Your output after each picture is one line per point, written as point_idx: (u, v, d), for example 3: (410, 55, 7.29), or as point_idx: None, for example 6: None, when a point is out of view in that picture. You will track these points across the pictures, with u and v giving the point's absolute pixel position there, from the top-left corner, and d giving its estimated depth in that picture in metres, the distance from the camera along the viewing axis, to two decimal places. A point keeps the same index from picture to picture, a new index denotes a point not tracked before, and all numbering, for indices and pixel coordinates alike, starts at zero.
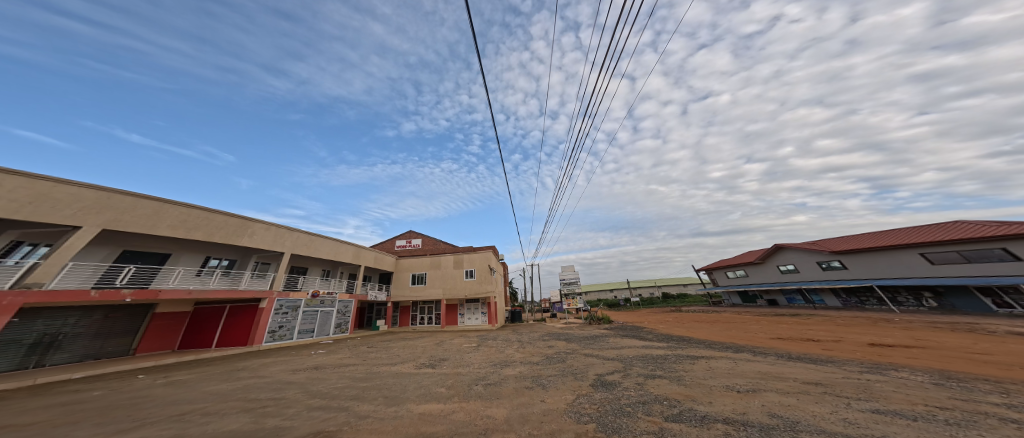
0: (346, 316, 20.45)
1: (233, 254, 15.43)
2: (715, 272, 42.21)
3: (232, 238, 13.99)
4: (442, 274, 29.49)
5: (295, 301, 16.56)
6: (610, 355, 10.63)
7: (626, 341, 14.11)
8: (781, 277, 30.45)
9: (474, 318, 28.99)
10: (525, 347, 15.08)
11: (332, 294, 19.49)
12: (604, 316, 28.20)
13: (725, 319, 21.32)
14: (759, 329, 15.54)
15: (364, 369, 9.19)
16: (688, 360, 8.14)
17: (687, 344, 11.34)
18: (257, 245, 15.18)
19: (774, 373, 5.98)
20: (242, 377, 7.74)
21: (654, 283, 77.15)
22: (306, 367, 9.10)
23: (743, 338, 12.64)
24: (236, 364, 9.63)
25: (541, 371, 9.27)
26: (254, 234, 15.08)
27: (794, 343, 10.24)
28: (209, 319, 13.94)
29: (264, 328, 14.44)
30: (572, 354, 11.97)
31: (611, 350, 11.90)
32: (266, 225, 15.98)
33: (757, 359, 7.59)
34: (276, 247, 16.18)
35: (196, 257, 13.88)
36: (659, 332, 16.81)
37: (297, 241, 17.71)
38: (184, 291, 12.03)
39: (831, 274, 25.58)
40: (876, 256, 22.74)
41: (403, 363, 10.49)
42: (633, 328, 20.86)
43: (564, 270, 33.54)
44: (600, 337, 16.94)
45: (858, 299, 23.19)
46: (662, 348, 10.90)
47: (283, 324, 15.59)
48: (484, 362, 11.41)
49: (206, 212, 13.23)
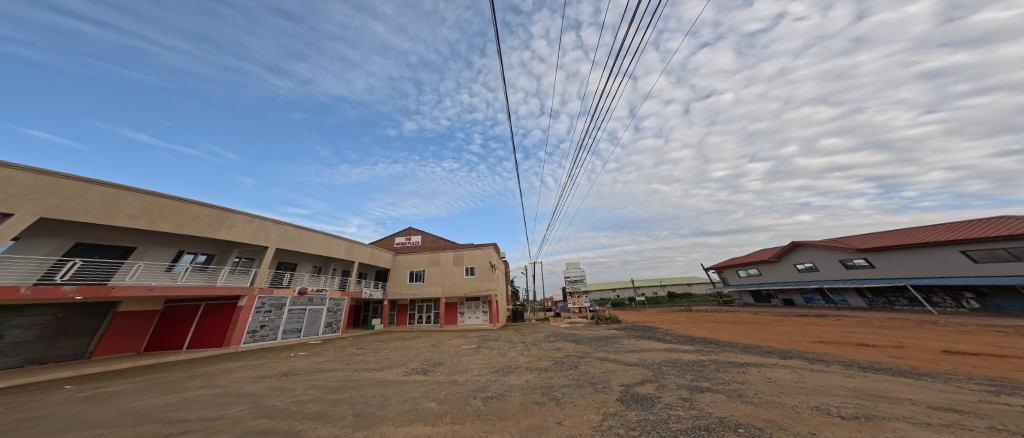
0: (337, 315, 19.09)
1: (212, 248, 14.12)
2: (726, 270, 40.63)
3: (206, 230, 12.64)
4: (441, 271, 28.12)
5: (279, 299, 15.15)
6: (630, 359, 9.21)
7: (642, 343, 12.70)
8: (799, 275, 28.89)
9: (474, 317, 27.64)
10: (529, 349, 13.69)
11: (322, 291, 18.13)
12: (611, 316, 26.67)
13: (746, 320, 19.77)
14: (790, 330, 14.04)
15: (343, 376, 7.74)
16: (734, 369, 6.63)
17: (718, 348, 9.86)
18: (237, 238, 13.83)
19: (872, 391, 4.47)
20: (191, 385, 6.33)
21: (659, 283, 75.46)
22: (276, 372, 7.68)
23: (780, 341, 11.13)
24: (196, 369, 8.25)
25: (552, 381, 7.80)
26: (233, 226, 13.71)
27: (849, 349, 8.70)
28: (180, 319, 12.46)
29: (242, 328, 12.98)
30: (584, 358, 10.54)
31: (628, 353, 10.50)
32: (248, 217, 14.62)
33: (824, 370, 6.09)
34: (259, 241, 14.82)
35: (168, 250, 12.54)
36: (676, 333, 15.33)
37: (283, 234, 16.36)
38: (144, 288, 10.57)
39: (856, 273, 24.05)
40: (908, 253, 21.19)
41: (392, 369, 9.05)
42: (644, 328, 19.43)
43: (568, 267, 32.02)
44: (612, 338, 15.47)
45: (886, 299, 21.68)
46: (690, 352, 9.46)
47: (267, 323, 14.20)
48: (485, 368, 9.97)
49: (175, 201, 11.89)
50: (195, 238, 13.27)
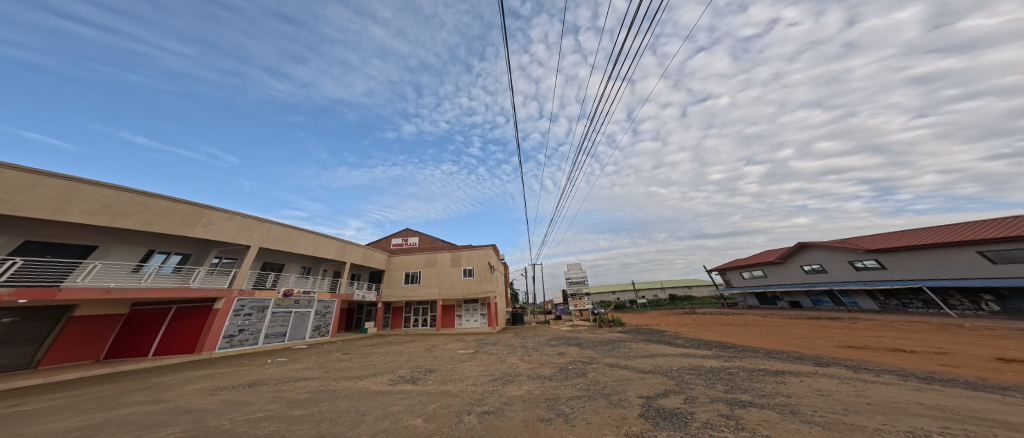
0: (326, 318, 17.96)
1: (188, 248, 13.04)
2: (730, 272, 40.00)
3: (179, 228, 11.62)
4: (438, 272, 27.08)
5: (262, 301, 13.99)
6: (643, 366, 8.26)
7: (652, 347, 11.77)
8: (807, 277, 28.31)
9: (471, 320, 26.58)
10: (530, 354, 12.71)
11: (310, 293, 16.99)
12: (614, 319, 25.71)
13: (757, 322, 18.89)
14: (809, 334, 13.15)
15: (318, 387, 6.69)
16: (772, 378, 5.69)
17: (740, 353, 8.95)
18: (214, 237, 12.77)
19: (966, 410, 3.54)
20: (129, 399, 5.26)
21: (660, 286, 74.56)
22: (240, 383, 6.60)
23: (806, 345, 10.21)
24: (148, 379, 7.17)
25: (559, 392, 6.81)
26: (211, 224, 12.67)
27: (889, 355, 7.80)
28: (147, 324, 11.29)
29: (217, 333, 11.77)
30: (591, 364, 9.59)
31: (640, 358, 9.57)
32: (228, 213, 13.59)
33: (881, 381, 5.16)
34: (239, 240, 13.75)
35: (136, 249, 11.48)
36: (686, 337, 14.45)
37: (267, 232, 15.29)
38: (101, 290, 9.44)
39: (866, 275, 23.48)
40: (921, 254, 20.63)
41: (378, 377, 7.99)
42: (650, 331, 18.53)
43: (569, 268, 31.12)
44: (618, 342, 14.54)
45: (899, 301, 21.23)
46: (711, 358, 8.54)
47: (247, 327, 13.05)
48: (482, 376, 8.94)
49: (142, 196, 10.90)
50: (168, 236, 12.20)
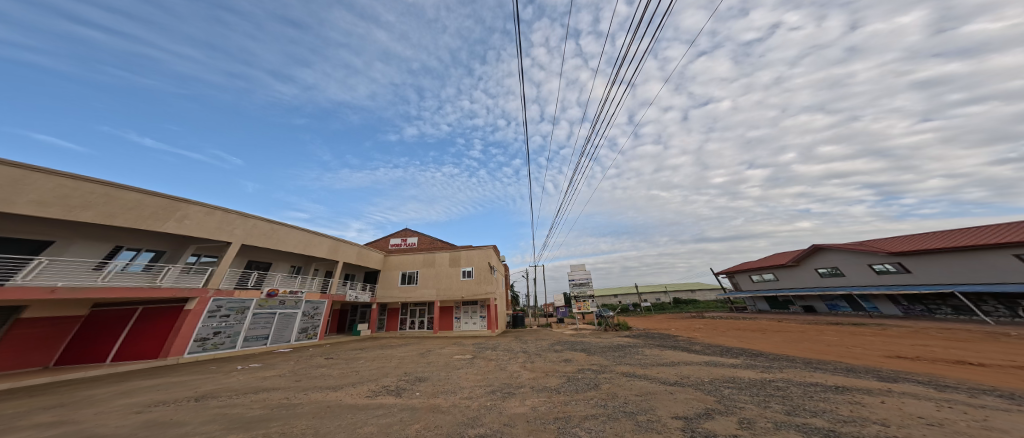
0: (315, 319, 16.82)
1: (161, 245, 12.02)
2: (738, 275, 38.90)
3: (148, 222, 10.60)
4: (436, 273, 25.99)
5: (242, 302, 12.89)
6: (667, 377, 7.11)
7: (668, 354, 10.64)
8: (822, 280, 27.52)
9: (471, 322, 25.40)
10: (533, 360, 11.58)
11: (297, 293, 15.88)
12: (620, 322, 24.48)
13: (775, 328, 17.64)
14: (840, 341, 12.00)
15: (280, 399, 5.60)
16: (840, 397, 4.51)
17: (776, 363, 7.79)
18: (190, 232, 11.75)
19: None
20: (28, 420, 4.17)
21: (664, 289, 73.04)
22: (184, 397, 5.48)
23: (845, 354, 9.04)
24: (76, 392, 5.99)
25: (570, 410, 5.64)
26: (186, 219, 11.66)
27: (958, 369, 6.62)
28: (109, 327, 10.22)
29: (187, 337, 10.63)
30: (604, 373, 8.46)
31: (658, 367, 8.45)
32: (207, 208, 12.59)
33: (997, 406, 3.97)
34: (219, 236, 12.73)
35: (99, 245, 10.47)
36: (704, 343, 13.29)
37: (252, 228, 14.27)
38: (48, 290, 8.36)
39: (888, 278, 22.67)
40: (949, 259, 19.81)
41: (357, 387, 6.86)
42: (661, 335, 17.39)
43: (573, 270, 29.96)
44: (628, 348, 13.39)
45: (926, 307, 20.41)
46: (745, 369, 7.35)
47: (224, 330, 11.91)
48: (478, 387, 7.78)
49: (107, 187, 9.91)
50: (137, 231, 11.17)
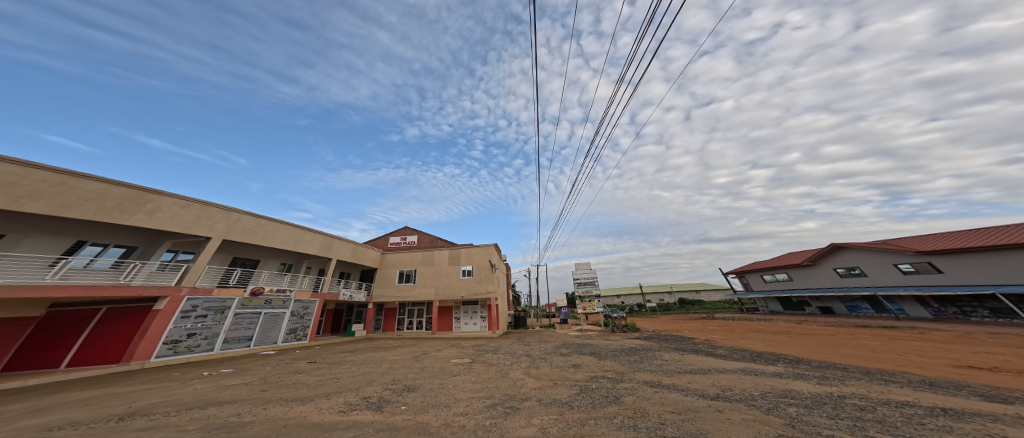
0: (305, 320, 15.70)
1: (133, 240, 11.00)
2: (749, 275, 37.54)
3: (111, 215, 9.54)
4: (435, 271, 24.90)
5: (222, 301, 11.77)
6: (706, 390, 5.91)
7: (692, 360, 9.46)
8: (841, 281, 26.29)
9: (471, 323, 24.27)
10: (539, 366, 10.41)
11: (284, 292, 14.75)
12: (628, 323, 23.24)
13: (799, 331, 16.33)
14: (883, 347, 10.74)
15: (228, 416, 4.41)
16: (976, 432, 3.25)
17: (833, 374, 6.56)
18: (162, 227, 10.66)
19: None
20: None
21: (669, 289, 71.61)
22: (110, 413, 4.30)
23: (905, 363, 7.77)
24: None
25: (589, 433, 4.46)
26: (158, 211, 10.59)
27: None
28: (67, 328, 9.18)
29: (154, 339, 9.52)
30: (624, 383, 7.30)
31: (688, 377, 7.22)
32: (183, 200, 11.49)
33: None
34: (197, 231, 11.60)
35: (58, 240, 9.42)
36: (728, 347, 12.06)
37: (235, 222, 13.16)
38: None
39: (916, 278, 21.55)
40: (986, 259, 18.71)
41: (332, 399, 5.72)
42: (675, 338, 16.18)
43: (577, 268, 28.76)
44: (642, 352, 12.22)
45: (960, 309, 19.33)
46: (798, 382, 6.10)
47: (200, 331, 10.79)
48: (477, 399, 6.64)
49: (63, 176, 8.87)
50: (103, 225, 10.15)
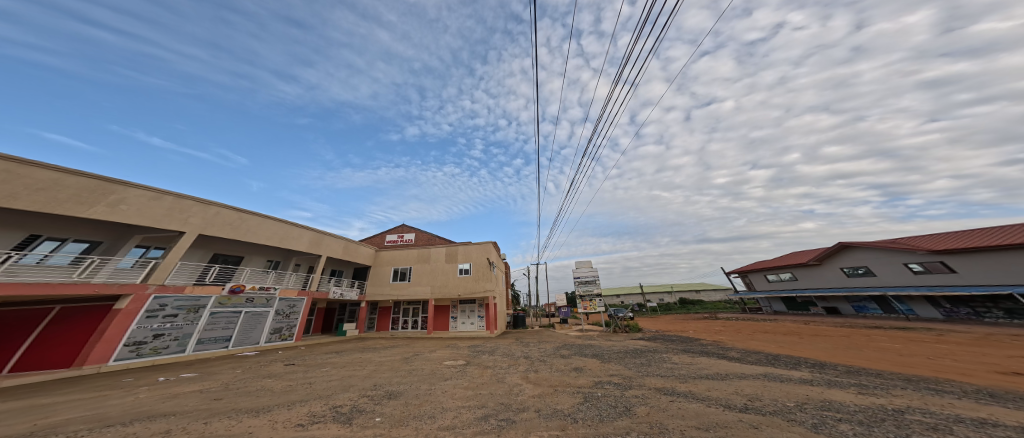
0: (292, 319, 14.83)
1: (98, 235, 10.24)
2: (753, 274, 36.81)
3: (65, 206, 8.71)
4: (431, 269, 24.06)
5: (196, 300, 10.94)
6: (736, 401, 5.07)
7: (704, 364, 8.70)
8: (849, 280, 25.59)
9: (468, 322, 23.44)
10: (538, 369, 9.63)
11: (269, 290, 13.81)
12: (631, 323, 22.37)
13: (811, 332, 15.56)
14: (912, 351, 9.92)
15: (152, 435, 3.59)
16: None
17: (873, 382, 5.73)
18: (128, 220, 9.82)
19: None
20: None
21: (670, 289, 70.96)
22: (3, 435, 3.46)
23: (943, 369, 6.99)
24: None
25: None
26: (122, 204, 9.77)
27: None
28: (12, 330, 8.28)
29: (112, 341, 8.69)
30: (634, 390, 6.47)
31: (706, 384, 6.42)
32: (153, 192, 10.67)
33: None
34: (168, 225, 10.77)
35: (8, 233, 8.64)
36: (741, 349, 11.27)
37: (212, 216, 12.26)
38: None
39: (927, 278, 20.87)
40: (1002, 257, 17.99)
41: (294, 409, 4.93)
42: (681, 339, 15.39)
43: (578, 267, 27.91)
44: (648, 353, 11.44)
45: (973, 310, 18.63)
46: (835, 390, 5.30)
47: (169, 332, 10.01)
48: (467, 409, 5.83)
49: (9, 163, 8.06)
50: (61, 219, 9.39)
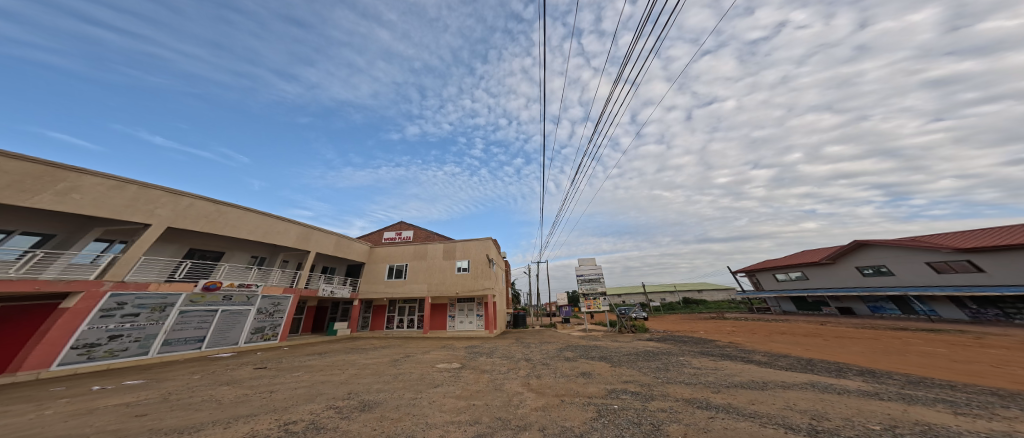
0: (277, 318, 13.73)
1: (51, 227, 9.23)
2: (760, 273, 35.69)
3: (3, 194, 7.64)
4: (428, 266, 23.00)
5: (162, 298, 9.90)
6: (802, 422, 3.97)
7: (733, 370, 7.63)
8: (863, 280, 24.51)
9: (466, 322, 22.43)
10: (542, 373, 8.59)
11: (250, 287, 12.66)
12: (637, 323, 21.25)
13: (835, 333, 14.47)
14: (964, 357, 8.79)
15: None
16: None
17: (964, 399, 4.60)
18: (82, 211, 8.78)
19: None
20: None
21: (672, 288, 69.96)
22: None
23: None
24: None
25: None
26: (75, 192, 8.71)
27: None
28: None
29: (55, 344, 7.61)
30: (661, 403, 5.36)
31: (747, 397, 5.29)
32: (114, 180, 9.61)
33: None
34: (131, 217, 9.72)
35: None
36: (766, 352, 10.18)
37: (184, 208, 11.16)
38: None
39: (952, 278, 19.71)
40: None
41: (233, 429, 3.82)
42: (694, 340, 14.32)
43: (581, 264, 26.79)
44: (661, 356, 10.40)
45: (1003, 311, 17.52)
46: (922, 410, 4.17)
47: (128, 332, 8.98)
48: (459, 427, 4.77)
49: None
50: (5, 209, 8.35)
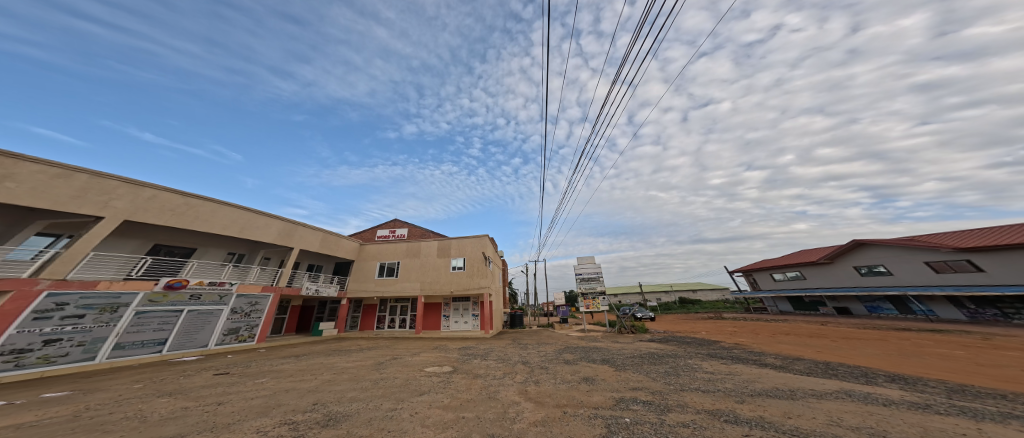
0: (254, 319, 12.69)
1: None
2: (758, 273, 35.49)
3: None
4: (421, 264, 22.03)
5: (113, 297, 8.87)
6: None
7: (750, 375, 6.98)
8: (862, 279, 24.31)
9: (461, 322, 21.56)
10: (542, 378, 7.83)
11: (222, 285, 11.59)
12: (638, 323, 20.62)
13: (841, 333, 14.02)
14: (990, 361, 8.24)
15: None
16: None
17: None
18: (18, 201, 7.73)
19: None
20: None
21: (669, 288, 69.91)
22: None
23: None
24: None
25: None
26: (9, 180, 7.66)
27: None
28: None
29: None
30: (679, 416, 4.60)
31: (780, 409, 4.55)
32: (60, 168, 8.56)
33: None
34: (80, 209, 8.67)
35: None
36: (778, 354, 9.58)
37: (144, 200, 10.08)
38: None
39: (951, 278, 19.53)
40: None
41: None
42: (698, 341, 13.73)
43: (580, 262, 26.05)
44: (668, 359, 9.73)
45: (1001, 311, 17.35)
46: (996, 428, 3.48)
47: (71, 336, 7.97)
48: None
49: None
50: None
